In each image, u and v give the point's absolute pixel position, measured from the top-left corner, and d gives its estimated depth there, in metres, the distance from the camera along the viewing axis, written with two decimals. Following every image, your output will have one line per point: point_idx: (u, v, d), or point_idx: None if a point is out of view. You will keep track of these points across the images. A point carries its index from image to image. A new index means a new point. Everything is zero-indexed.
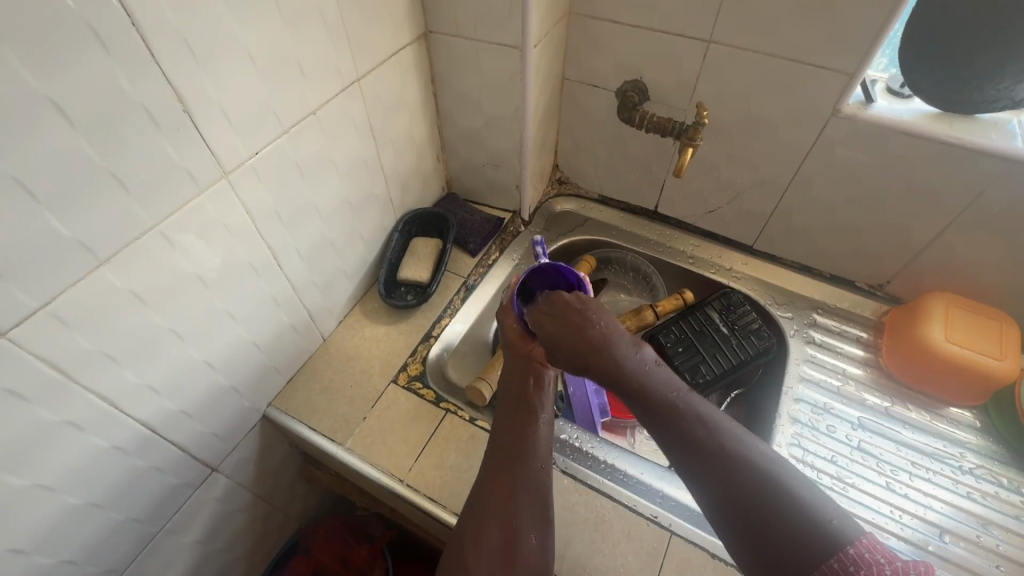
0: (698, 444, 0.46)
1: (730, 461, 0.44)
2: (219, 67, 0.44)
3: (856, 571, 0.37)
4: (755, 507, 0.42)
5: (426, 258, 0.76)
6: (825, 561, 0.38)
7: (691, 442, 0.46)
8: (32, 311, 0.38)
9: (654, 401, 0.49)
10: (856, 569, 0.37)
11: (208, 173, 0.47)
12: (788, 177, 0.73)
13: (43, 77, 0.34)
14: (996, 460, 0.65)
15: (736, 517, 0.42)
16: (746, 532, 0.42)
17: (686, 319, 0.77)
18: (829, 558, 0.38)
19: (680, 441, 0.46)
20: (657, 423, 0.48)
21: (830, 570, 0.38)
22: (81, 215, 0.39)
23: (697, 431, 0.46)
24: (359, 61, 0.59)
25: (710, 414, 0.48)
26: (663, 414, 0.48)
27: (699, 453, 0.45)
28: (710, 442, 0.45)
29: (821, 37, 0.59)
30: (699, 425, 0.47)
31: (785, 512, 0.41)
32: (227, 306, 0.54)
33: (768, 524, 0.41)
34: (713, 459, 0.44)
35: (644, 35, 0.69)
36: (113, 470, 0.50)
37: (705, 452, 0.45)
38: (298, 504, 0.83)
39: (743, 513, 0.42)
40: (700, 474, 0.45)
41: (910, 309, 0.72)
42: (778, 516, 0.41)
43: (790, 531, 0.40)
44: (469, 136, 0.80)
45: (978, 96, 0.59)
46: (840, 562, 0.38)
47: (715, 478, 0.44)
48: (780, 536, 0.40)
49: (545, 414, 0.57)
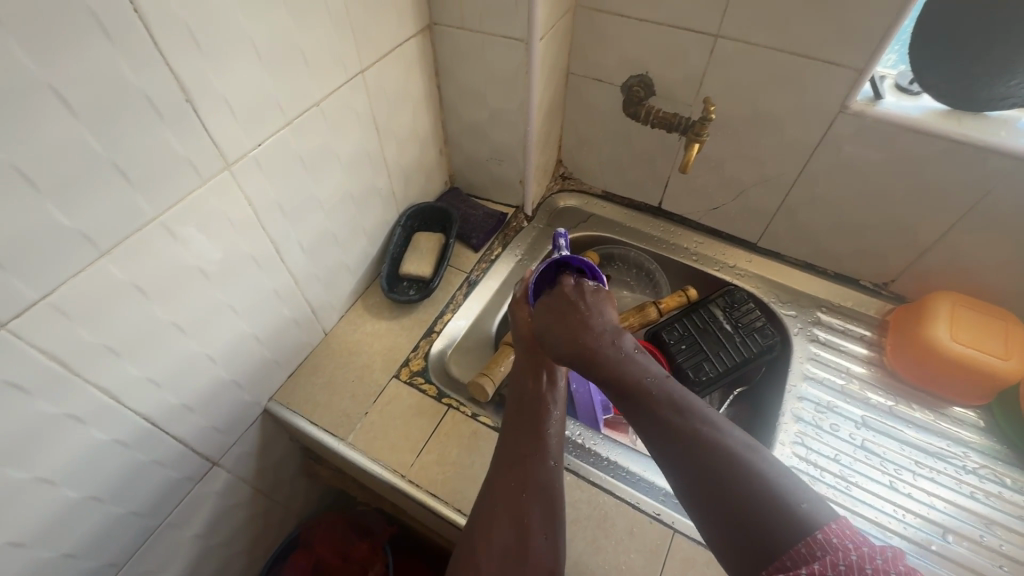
0: (671, 430, 0.43)
1: (700, 446, 0.41)
2: (223, 58, 0.44)
3: (825, 558, 0.33)
4: (725, 492, 0.39)
5: (429, 253, 0.76)
6: (793, 545, 0.34)
7: (664, 427, 0.44)
8: (34, 304, 0.38)
9: (630, 386, 0.47)
10: (824, 555, 0.33)
11: (211, 164, 0.46)
12: (793, 175, 0.72)
13: (44, 64, 0.33)
14: (999, 460, 0.64)
15: (707, 504, 0.39)
16: (719, 520, 0.39)
17: (690, 317, 0.77)
18: (796, 542, 0.34)
19: (655, 428, 0.45)
20: (634, 410, 0.47)
21: (798, 556, 0.34)
22: (81, 205, 0.39)
23: (670, 416, 0.44)
24: (363, 53, 0.59)
25: (688, 399, 0.45)
26: (638, 399, 0.47)
27: (670, 440, 0.43)
28: (682, 427, 0.43)
29: (830, 33, 0.58)
30: (672, 409, 0.44)
31: (756, 497, 0.37)
32: (229, 299, 0.54)
33: (738, 510, 0.38)
34: (684, 444, 0.42)
35: (651, 30, 0.69)
36: (114, 463, 0.49)
37: (674, 436, 0.43)
38: (299, 499, 0.83)
39: (713, 499, 0.39)
40: (670, 461, 0.42)
41: (915, 307, 0.72)
42: (748, 502, 0.38)
43: (760, 517, 0.37)
44: (473, 130, 0.79)
45: (989, 92, 0.58)
46: (808, 547, 0.34)
47: (686, 464, 0.41)
48: (749, 523, 0.37)
49: (558, 410, 0.58)
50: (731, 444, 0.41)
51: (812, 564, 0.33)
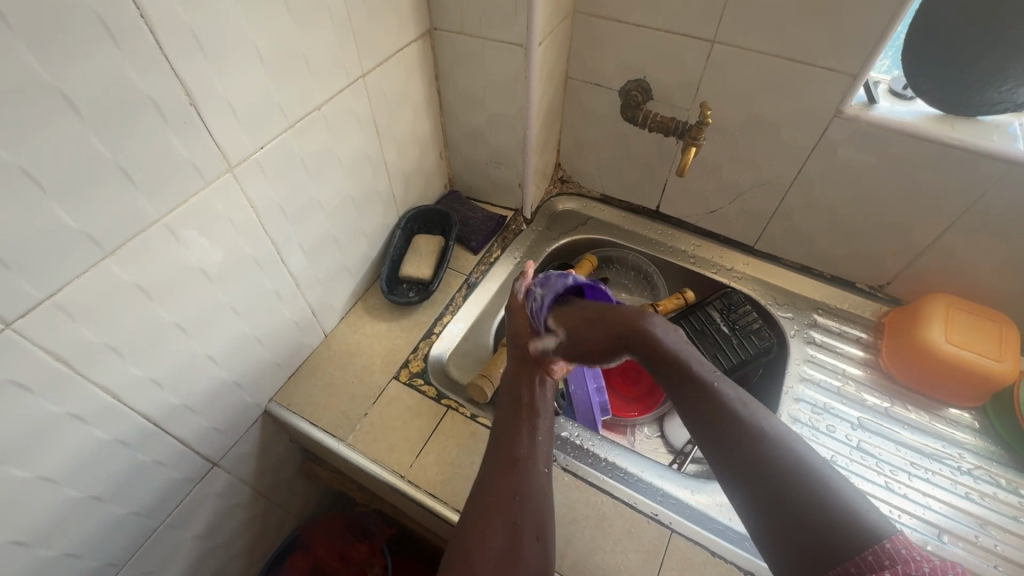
0: (732, 444, 0.49)
1: (759, 454, 0.48)
2: (226, 62, 0.44)
3: (890, 564, 0.39)
4: (786, 503, 0.45)
5: (429, 256, 0.77)
6: (861, 553, 0.40)
7: (726, 438, 0.50)
8: (39, 304, 0.39)
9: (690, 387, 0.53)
10: (892, 563, 0.39)
11: (214, 167, 0.47)
12: (790, 179, 0.73)
13: (52, 68, 0.34)
14: (994, 461, 0.65)
15: (766, 510, 0.46)
16: (770, 516, 0.46)
17: (687, 319, 0.78)
18: (866, 552, 0.40)
19: (713, 430, 0.51)
20: (690, 409, 0.53)
21: (866, 563, 0.40)
22: (86, 206, 0.39)
23: (731, 420, 0.50)
24: (364, 57, 0.59)
25: (749, 401, 0.52)
26: (698, 399, 0.53)
27: (730, 443, 0.49)
28: (742, 438, 0.49)
29: (824, 39, 0.59)
30: (734, 412, 0.51)
31: (820, 506, 0.44)
32: (230, 301, 0.54)
33: (794, 511, 0.44)
34: (744, 448, 0.48)
35: (649, 35, 0.69)
36: (116, 463, 0.50)
37: (735, 439, 0.49)
38: (298, 501, 0.83)
39: (775, 505, 0.45)
40: (729, 461, 0.49)
41: (910, 310, 0.72)
42: (807, 509, 0.44)
43: (817, 521, 0.43)
44: (472, 134, 0.80)
45: (982, 99, 0.59)
46: (876, 556, 0.40)
47: (749, 471, 0.48)
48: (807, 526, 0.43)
49: (547, 416, 0.59)
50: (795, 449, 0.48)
51: (881, 569, 0.39)
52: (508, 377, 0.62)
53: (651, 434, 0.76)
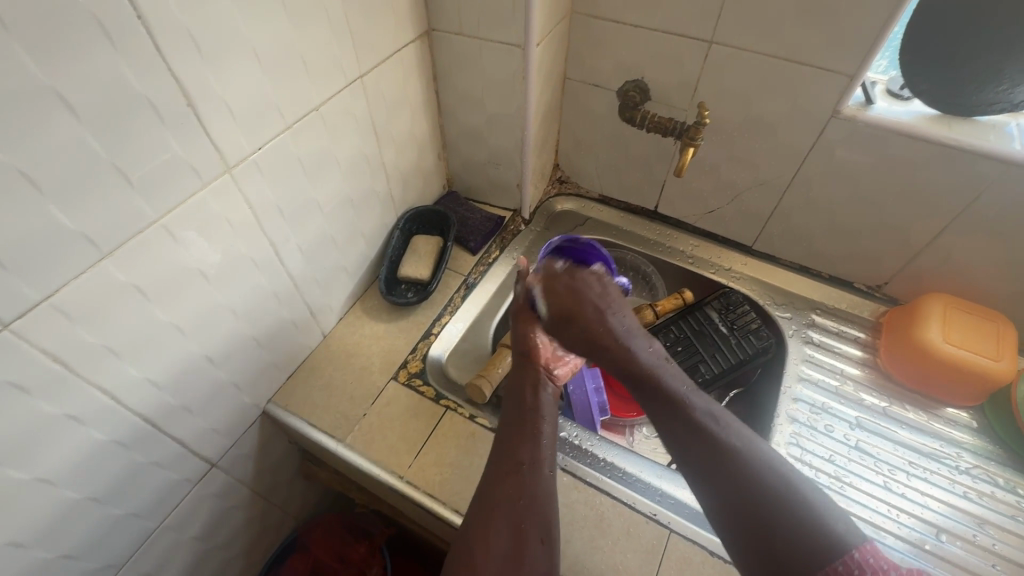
0: (705, 451, 0.49)
1: (730, 461, 0.47)
2: (224, 63, 0.44)
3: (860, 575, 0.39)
4: (756, 510, 0.44)
5: (427, 256, 0.77)
6: (832, 563, 0.40)
7: (699, 445, 0.49)
8: (36, 305, 0.38)
9: (662, 399, 0.53)
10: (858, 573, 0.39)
11: (211, 168, 0.47)
12: (787, 179, 0.73)
13: (47, 67, 0.34)
14: (992, 461, 0.65)
15: (736, 516, 0.45)
16: (746, 532, 0.44)
17: (686, 318, 0.79)
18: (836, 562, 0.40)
19: (684, 443, 0.50)
20: (661, 421, 0.52)
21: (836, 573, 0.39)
22: (83, 207, 0.39)
23: (700, 433, 0.50)
24: (362, 58, 0.60)
25: (718, 413, 0.52)
26: (669, 412, 0.52)
27: (702, 457, 0.48)
28: (714, 445, 0.49)
29: (821, 39, 0.59)
30: (704, 425, 0.50)
31: (790, 513, 0.43)
32: (227, 302, 0.54)
33: (768, 524, 0.43)
34: (715, 462, 0.48)
35: (646, 36, 0.69)
36: (113, 464, 0.50)
37: (708, 453, 0.48)
38: (297, 502, 0.83)
39: (745, 512, 0.45)
40: (700, 476, 0.48)
41: (907, 310, 0.73)
42: (778, 515, 0.43)
43: (792, 535, 0.42)
44: (470, 134, 0.80)
45: (977, 99, 0.59)
46: (846, 566, 0.39)
47: (720, 477, 0.47)
48: (784, 541, 0.42)
49: (551, 419, 0.59)
50: (765, 462, 0.47)
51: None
52: (510, 384, 0.62)
53: (650, 434, 0.76)
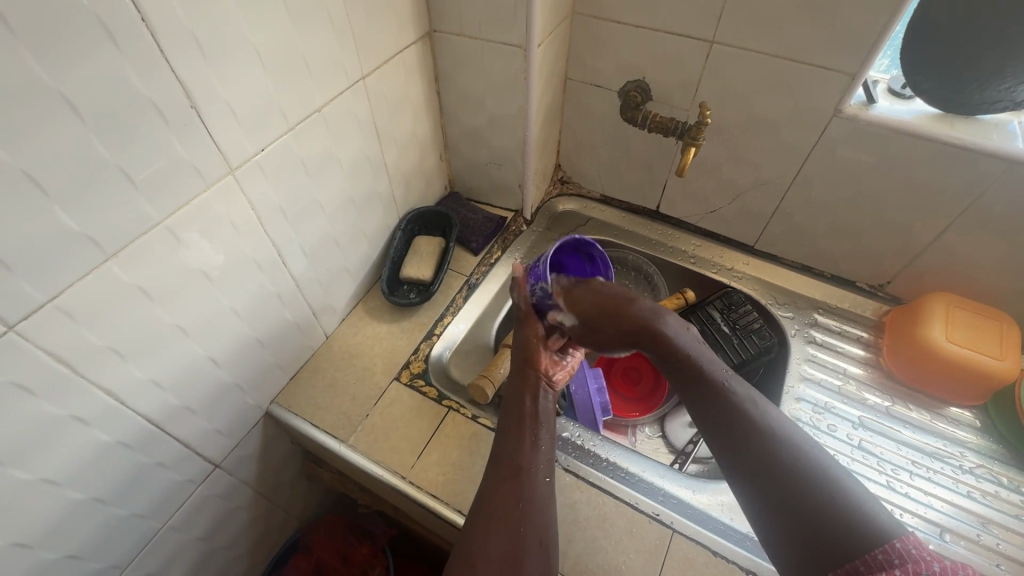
0: (742, 439, 0.49)
1: (768, 449, 0.48)
2: (226, 65, 0.45)
3: (901, 564, 0.38)
4: (794, 498, 0.45)
5: (429, 257, 0.77)
6: (869, 552, 0.40)
7: (735, 432, 0.50)
8: (40, 306, 0.39)
9: (701, 385, 0.54)
10: (902, 563, 0.38)
11: (214, 169, 0.47)
12: (789, 178, 0.73)
13: (53, 70, 0.34)
14: (996, 460, 0.65)
15: (772, 502, 0.46)
16: (779, 517, 0.45)
17: (688, 319, 0.79)
18: (874, 549, 0.40)
19: (722, 429, 0.51)
20: (699, 404, 0.54)
21: (874, 561, 0.39)
22: (88, 209, 0.39)
23: (739, 418, 0.50)
24: (364, 60, 0.60)
25: (758, 401, 0.52)
26: (708, 399, 0.53)
27: (741, 441, 0.49)
28: (748, 434, 0.49)
29: (823, 39, 0.59)
30: (742, 413, 0.51)
31: (827, 502, 0.44)
32: (231, 302, 0.54)
33: (805, 511, 0.44)
34: (755, 448, 0.48)
35: (648, 36, 0.70)
36: (117, 465, 0.50)
37: (748, 438, 0.49)
38: (300, 502, 0.83)
39: (781, 499, 0.45)
40: (738, 460, 0.49)
41: (911, 309, 0.72)
42: (816, 504, 0.44)
43: (830, 521, 0.42)
44: (472, 135, 0.80)
45: (980, 97, 0.59)
46: (886, 555, 0.39)
47: (755, 465, 0.48)
48: (822, 526, 0.43)
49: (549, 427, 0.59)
50: (805, 450, 0.48)
51: (892, 569, 0.38)
52: (509, 390, 0.62)
53: (652, 434, 0.76)
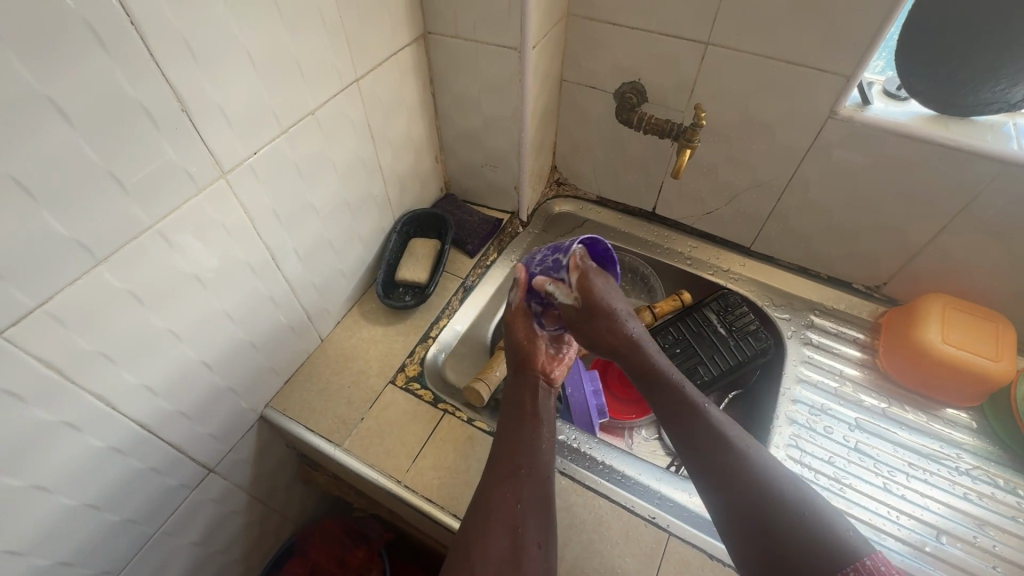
0: (719, 460, 0.49)
1: (744, 470, 0.48)
2: (217, 68, 0.44)
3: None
4: (771, 520, 0.45)
5: (424, 259, 0.77)
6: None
7: (711, 452, 0.50)
8: (30, 312, 0.38)
9: (679, 405, 0.53)
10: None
11: (206, 173, 0.47)
12: (785, 180, 0.73)
13: (42, 75, 0.34)
14: (992, 462, 0.65)
15: (750, 525, 0.45)
16: (756, 540, 0.45)
17: (684, 321, 0.79)
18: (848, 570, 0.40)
19: (698, 449, 0.50)
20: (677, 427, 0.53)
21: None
22: (77, 213, 0.39)
23: (714, 438, 0.50)
24: (359, 62, 0.60)
25: (732, 423, 0.52)
26: (685, 419, 0.53)
27: (715, 463, 0.49)
28: (722, 454, 0.49)
29: (818, 40, 0.59)
30: (718, 433, 0.51)
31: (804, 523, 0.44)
32: (224, 306, 0.54)
33: (780, 533, 0.44)
34: (729, 469, 0.48)
35: (643, 37, 0.69)
36: (109, 470, 0.49)
37: (721, 458, 0.49)
38: (296, 506, 0.83)
39: (759, 522, 0.45)
40: (711, 482, 0.49)
41: (906, 311, 0.72)
42: (792, 526, 0.44)
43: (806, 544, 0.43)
44: (468, 137, 0.80)
45: (976, 98, 0.59)
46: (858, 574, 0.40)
47: (732, 486, 0.47)
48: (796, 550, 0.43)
49: (549, 427, 0.58)
50: (775, 471, 0.48)
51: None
52: (508, 391, 0.62)
53: (649, 437, 0.76)
